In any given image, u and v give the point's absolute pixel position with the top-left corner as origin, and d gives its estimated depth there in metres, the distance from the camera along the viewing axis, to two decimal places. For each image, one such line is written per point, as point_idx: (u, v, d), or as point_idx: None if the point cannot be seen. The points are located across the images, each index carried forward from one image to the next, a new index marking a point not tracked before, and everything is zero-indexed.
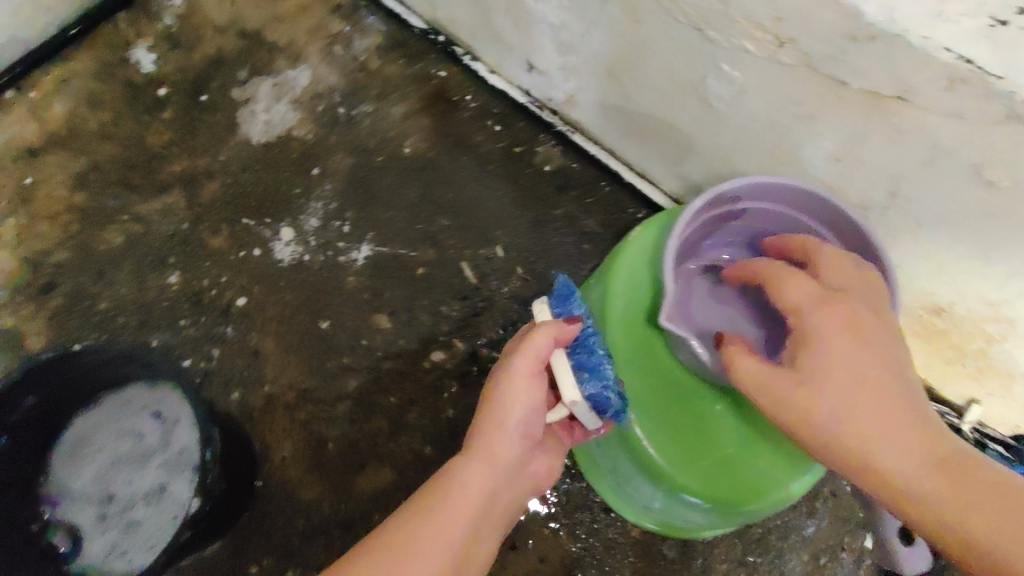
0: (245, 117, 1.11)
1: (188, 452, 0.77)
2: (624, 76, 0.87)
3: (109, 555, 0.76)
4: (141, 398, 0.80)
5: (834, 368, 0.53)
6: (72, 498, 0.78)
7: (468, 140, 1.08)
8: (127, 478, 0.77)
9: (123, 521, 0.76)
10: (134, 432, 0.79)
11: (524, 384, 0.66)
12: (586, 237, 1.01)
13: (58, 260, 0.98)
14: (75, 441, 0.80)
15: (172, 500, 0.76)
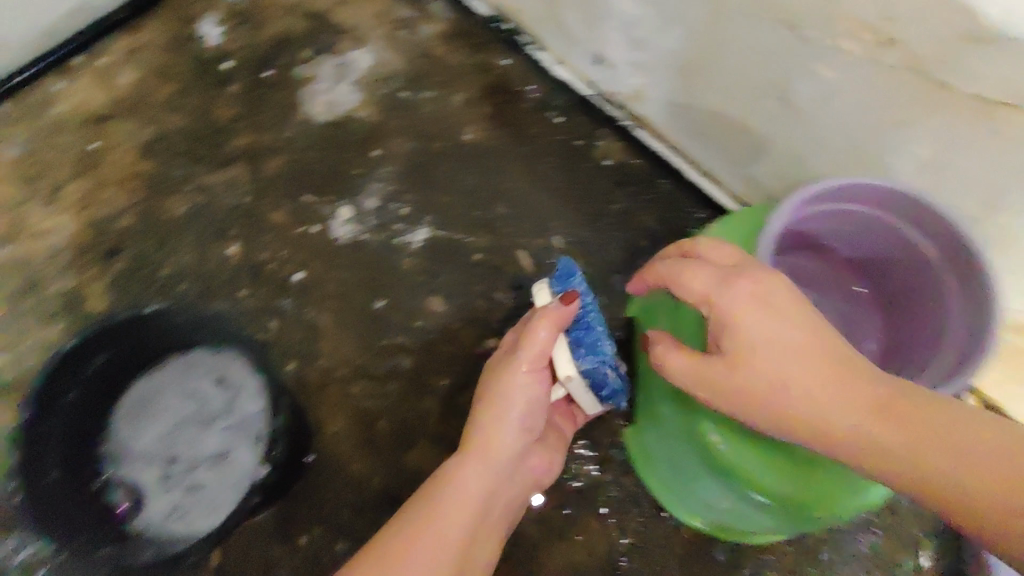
0: (308, 96, 1.11)
1: (262, 414, 0.92)
2: (697, 73, 0.86)
3: (173, 512, 0.87)
4: (208, 364, 0.93)
5: (764, 353, 0.52)
6: (134, 459, 0.89)
7: (528, 131, 1.07)
8: (191, 443, 0.90)
9: (186, 481, 0.88)
10: (198, 397, 0.92)
11: (524, 381, 0.74)
12: (645, 233, 1.01)
13: (123, 225, 0.99)
14: (136, 406, 0.91)
15: (238, 460, 0.89)
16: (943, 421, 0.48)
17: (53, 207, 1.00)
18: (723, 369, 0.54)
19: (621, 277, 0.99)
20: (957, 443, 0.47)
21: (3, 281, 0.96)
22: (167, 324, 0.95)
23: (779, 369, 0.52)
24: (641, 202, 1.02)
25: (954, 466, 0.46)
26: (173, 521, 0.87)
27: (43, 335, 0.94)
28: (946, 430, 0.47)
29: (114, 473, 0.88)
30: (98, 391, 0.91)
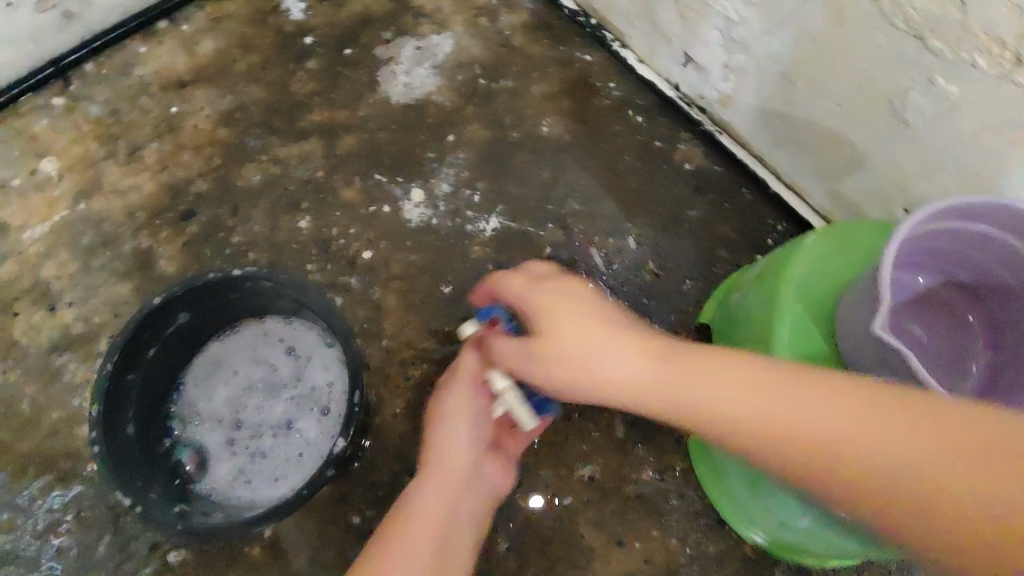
0: (386, 76, 1.08)
1: (336, 386, 0.84)
2: (797, 80, 0.85)
3: (237, 478, 0.81)
4: (279, 330, 0.87)
5: (595, 342, 0.59)
6: (199, 422, 0.83)
7: (604, 129, 1.05)
8: (258, 410, 0.84)
9: (252, 449, 0.82)
10: (268, 362, 0.85)
11: (465, 397, 0.74)
12: (722, 242, 1.00)
13: (199, 189, 1.00)
14: (205, 367, 0.85)
15: (306, 432, 0.82)
16: (811, 403, 0.49)
17: (131, 166, 1.00)
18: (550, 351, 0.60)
19: (691, 283, 0.98)
20: (824, 422, 0.48)
21: (78, 236, 0.97)
22: (246, 288, 0.81)
23: (606, 370, 0.58)
24: (717, 209, 1.01)
25: (836, 450, 0.47)
26: (238, 489, 0.80)
27: (115, 291, 0.95)
28: (804, 413, 0.49)
29: (178, 433, 0.82)
30: (178, 346, 0.82)
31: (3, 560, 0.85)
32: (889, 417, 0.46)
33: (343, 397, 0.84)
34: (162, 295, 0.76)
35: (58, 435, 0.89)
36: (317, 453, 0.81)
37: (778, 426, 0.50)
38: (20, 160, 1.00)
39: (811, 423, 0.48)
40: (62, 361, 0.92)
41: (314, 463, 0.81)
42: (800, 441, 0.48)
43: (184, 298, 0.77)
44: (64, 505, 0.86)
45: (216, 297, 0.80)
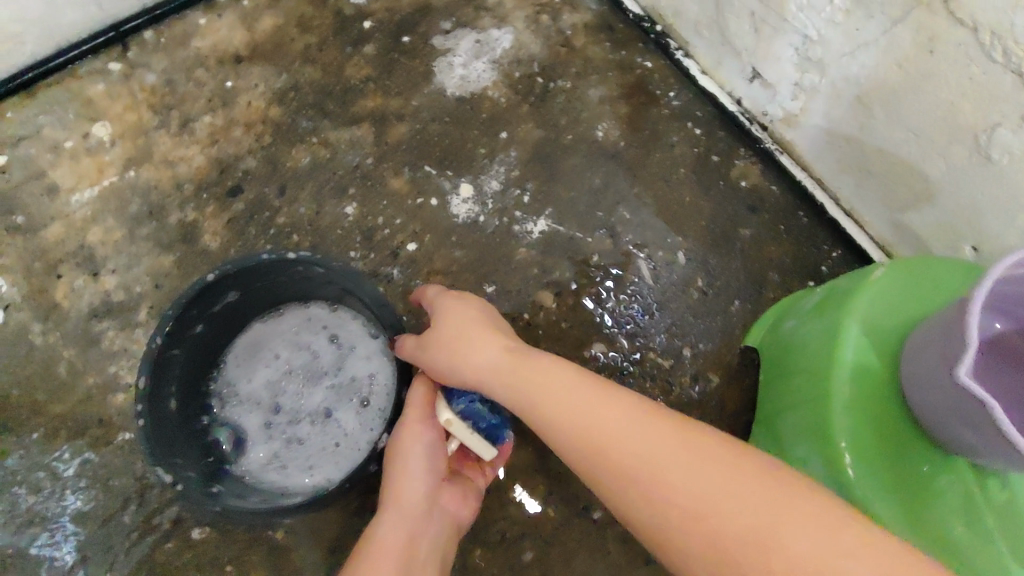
0: (442, 67, 1.05)
1: (378, 379, 0.84)
2: (874, 104, 0.82)
3: (272, 461, 0.81)
4: (323, 318, 0.87)
5: (470, 339, 0.71)
6: (238, 402, 0.84)
7: (661, 138, 1.03)
8: (296, 396, 0.84)
9: (289, 433, 0.82)
10: (310, 349, 0.86)
11: (414, 426, 0.72)
12: (773, 265, 0.97)
13: (247, 166, 0.99)
14: (246, 348, 0.86)
15: (344, 422, 0.82)
16: (614, 411, 0.61)
17: (182, 138, 1.00)
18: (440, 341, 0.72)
19: (740, 304, 0.95)
20: (621, 429, 0.59)
21: (125, 203, 0.97)
22: (298, 271, 0.79)
23: (468, 359, 0.70)
24: (770, 231, 0.99)
25: (613, 447, 0.59)
26: (271, 472, 0.80)
27: (158, 263, 0.95)
28: (609, 420, 0.60)
29: (217, 410, 0.83)
30: (223, 323, 0.81)
31: (28, 522, 0.85)
32: (658, 430, 0.59)
33: (386, 391, 0.83)
34: (216, 273, 0.73)
35: (91, 401, 0.89)
36: (352, 444, 0.81)
37: (583, 422, 0.61)
38: (74, 123, 1.00)
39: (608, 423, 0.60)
40: (101, 328, 0.92)
41: (349, 453, 0.81)
42: (592, 437, 0.60)
43: (238, 276, 0.75)
44: (93, 471, 0.87)
45: (268, 277, 0.79)
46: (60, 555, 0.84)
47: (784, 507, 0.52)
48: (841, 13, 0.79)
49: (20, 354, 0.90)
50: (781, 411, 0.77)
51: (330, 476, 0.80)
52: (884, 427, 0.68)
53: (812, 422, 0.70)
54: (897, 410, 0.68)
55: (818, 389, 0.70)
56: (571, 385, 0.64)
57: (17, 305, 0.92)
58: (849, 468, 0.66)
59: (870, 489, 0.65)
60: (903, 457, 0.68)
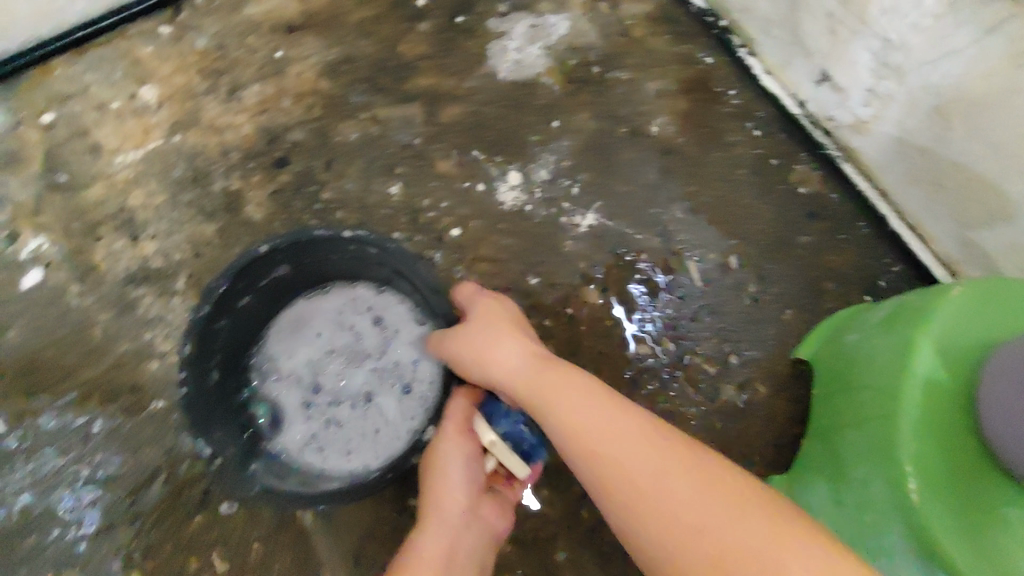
0: (497, 50, 1.01)
1: (421, 367, 0.83)
2: (955, 115, 0.78)
3: (310, 443, 0.80)
4: (370, 299, 0.86)
5: (491, 336, 0.71)
6: (276, 379, 0.82)
7: (720, 137, 0.99)
8: (338, 376, 0.82)
9: (328, 416, 0.81)
10: (354, 329, 0.84)
11: (454, 436, 0.73)
12: (829, 274, 0.94)
13: (295, 139, 0.96)
14: (289, 324, 0.84)
15: (385, 408, 0.81)
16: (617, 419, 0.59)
17: (230, 106, 0.97)
18: (465, 336, 0.73)
19: (793, 313, 0.93)
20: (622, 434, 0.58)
21: (169, 168, 0.95)
22: (352, 250, 0.84)
23: (490, 355, 0.70)
24: (828, 239, 0.96)
25: (612, 457, 0.57)
26: (311, 454, 0.80)
27: (199, 231, 0.92)
28: (612, 424, 0.59)
29: (255, 385, 0.81)
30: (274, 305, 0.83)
31: (55, 484, 0.83)
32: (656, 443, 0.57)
33: (429, 380, 0.82)
34: (267, 244, 0.78)
35: (125, 367, 0.87)
36: (391, 430, 0.81)
37: (590, 420, 0.60)
38: (121, 83, 0.98)
39: (607, 429, 0.58)
40: (139, 294, 0.90)
41: (387, 438, 0.80)
42: (594, 445, 0.58)
43: (292, 248, 0.79)
44: (124, 438, 0.85)
45: (318, 257, 0.82)
46: (85, 521, 0.83)
47: (784, 531, 0.49)
48: (929, 18, 0.75)
49: (56, 314, 0.89)
50: (841, 428, 0.74)
51: (371, 463, 0.80)
52: (956, 450, 0.64)
53: (877, 441, 0.67)
54: (969, 433, 0.65)
55: (885, 408, 0.67)
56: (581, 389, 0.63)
57: (56, 264, 0.91)
58: (915, 493, 0.63)
59: (939, 518, 0.62)
60: (975, 483, 0.63)
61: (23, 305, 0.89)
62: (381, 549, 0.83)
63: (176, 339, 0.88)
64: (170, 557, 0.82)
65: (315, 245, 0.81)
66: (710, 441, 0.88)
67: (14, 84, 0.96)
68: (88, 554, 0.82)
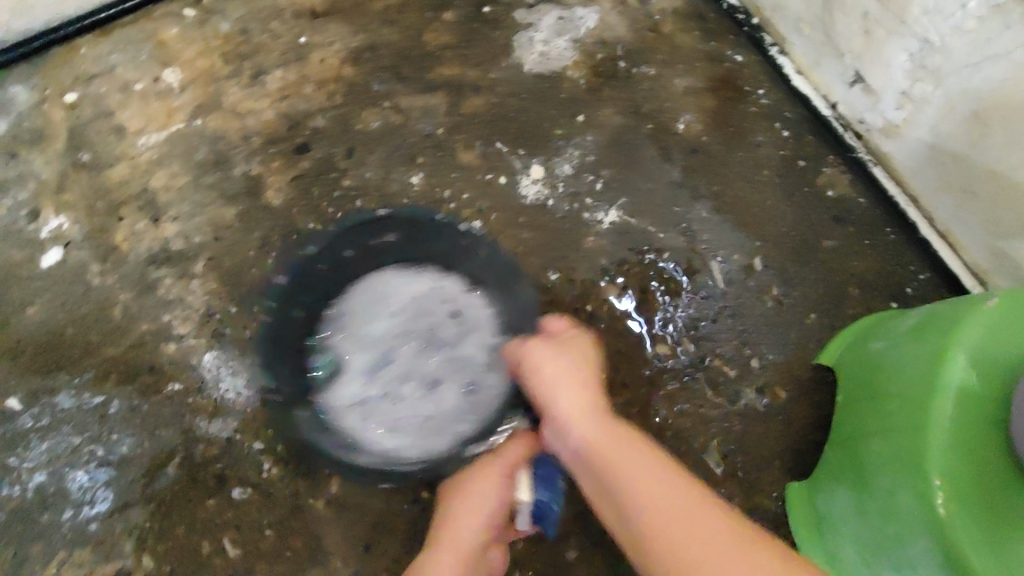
0: (523, 42, 1.00)
1: (485, 377, 0.83)
2: (992, 122, 0.77)
3: (358, 408, 0.81)
4: (458, 292, 0.87)
5: (561, 380, 0.68)
6: (350, 338, 0.84)
7: (746, 137, 0.97)
8: (405, 356, 0.84)
9: (386, 390, 0.82)
10: (435, 315, 0.86)
11: (490, 475, 0.73)
12: (854, 280, 0.93)
13: (317, 125, 0.96)
14: (377, 290, 0.86)
15: (445, 400, 0.82)
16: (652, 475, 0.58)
17: (253, 90, 0.97)
18: (535, 374, 0.70)
19: (816, 318, 0.91)
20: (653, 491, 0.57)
21: (192, 150, 0.95)
22: (453, 241, 0.86)
23: (558, 403, 0.67)
24: (854, 244, 0.94)
25: (670, 539, 0.53)
26: (354, 423, 0.81)
27: (220, 214, 0.93)
28: (645, 485, 0.57)
29: (330, 343, 0.84)
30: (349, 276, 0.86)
31: (71, 462, 0.84)
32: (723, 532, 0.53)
33: (487, 397, 0.82)
34: (390, 210, 0.84)
35: (144, 347, 0.88)
36: (443, 424, 0.81)
37: (622, 476, 0.59)
38: (146, 65, 0.98)
39: (633, 485, 0.58)
40: (159, 275, 0.90)
41: (437, 431, 0.81)
42: (653, 526, 0.55)
43: (404, 223, 0.85)
44: (141, 418, 0.85)
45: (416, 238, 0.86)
46: (101, 499, 0.83)
47: None
48: (972, 20, 0.74)
49: (77, 293, 0.89)
50: (864, 436, 0.73)
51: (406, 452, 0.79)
52: (982, 464, 0.63)
53: (904, 452, 0.66)
54: (997, 447, 0.63)
55: (912, 417, 0.66)
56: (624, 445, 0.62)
57: (77, 243, 0.91)
58: (942, 507, 0.62)
59: (966, 532, 0.62)
60: (1004, 499, 0.62)
61: (45, 282, 0.89)
62: (392, 540, 0.83)
63: (195, 322, 0.89)
64: (183, 539, 0.82)
65: (429, 227, 0.85)
66: (726, 445, 0.87)
67: (42, 63, 0.97)
68: (101, 532, 0.82)
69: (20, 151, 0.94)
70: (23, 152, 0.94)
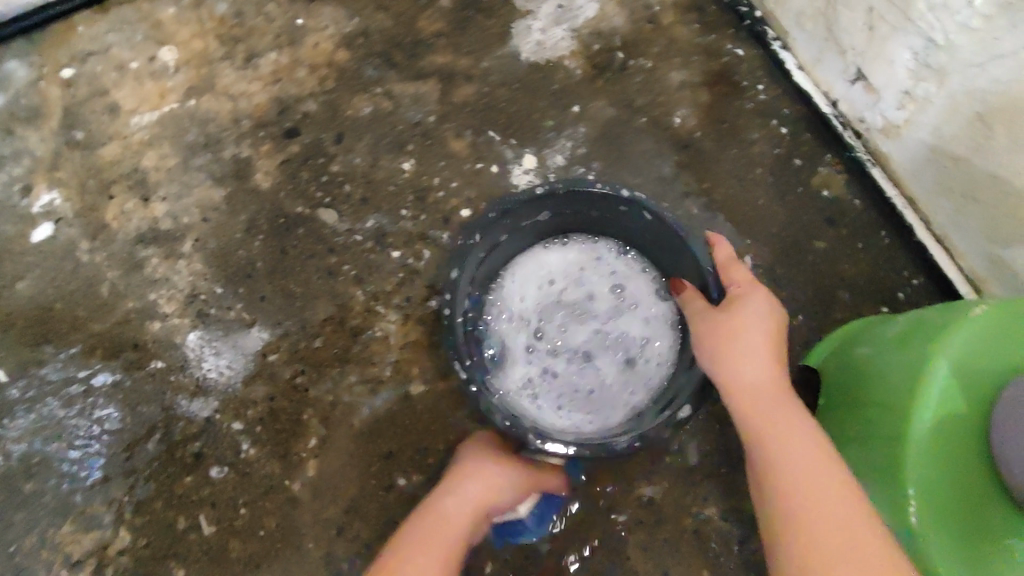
0: (519, 30, 0.99)
1: (653, 348, 0.82)
2: (996, 125, 0.74)
3: (527, 386, 0.82)
4: (613, 262, 0.86)
5: (747, 329, 0.66)
6: (508, 315, 0.85)
7: (741, 133, 0.95)
8: (564, 333, 0.83)
9: (550, 364, 0.83)
10: (592, 288, 0.85)
11: (522, 480, 0.74)
12: (844, 284, 0.91)
13: (307, 110, 0.96)
14: (533, 265, 0.86)
15: (608, 374, 0.82)
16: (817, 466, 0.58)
17: (246, 73, 0.97)
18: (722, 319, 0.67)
19: (803, 321, 0.90)
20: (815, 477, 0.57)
21: (182, 131, 0.95)
22: (616, 214, 0.80)
23: (735, 354, 0.65)
24: (847, 247, 0.92)
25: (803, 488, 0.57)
26: (524, 402, 0.81)
27: (208, 196, 0.93)
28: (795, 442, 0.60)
29: (492, 324, 0.84)
30: (497, 252, 0.80)
31: (56, 435, 0.86)
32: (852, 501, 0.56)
33: (659, 368, 0.81)
34: (546, 186, 0.76)
35: (128, 325, 0.89)
36: (612, 397, 0.81)
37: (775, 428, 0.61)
38: (141, 45, 0.98)
39: (786, 443, 0.60)
40: (146, 254, 0.91)
41: (606, 403, 0.81)
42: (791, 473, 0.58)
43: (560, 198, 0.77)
44: (124, 394, 0.87)
45: (570, 215, 0.82)
46: (83, 471, 0.85)
47: None
48: (979, 18, 0.71)
49: (66, 269, 0.91)
50: (845, 441, 0.72)
51: (588, 428, 0.79)
52: (960, 477, 0.62)
53: (881, 458, 0.65)
54: (976, 459, 0.62)
55: (892, 426, 0.65)
56: (799, 429, 0.61)
57: (68, 221, 0.92)
58: (915, 516, 0.62)
59: (935, 542, 0.61)
60: (978, 512, 0.61)
61: (36, 258, 0.91)
62: (365, 526, 0.84)
63: (179, 302, 0.90)
64: (161, 513, 0.84)
65: (586, 194, 0.77)
66: (705, 446, 0.86)
67: (39, 40, 0.97)
68: (82, 504, 0.84)
69: (16, 127, 0.95)
70: (19, 128, 0.95)
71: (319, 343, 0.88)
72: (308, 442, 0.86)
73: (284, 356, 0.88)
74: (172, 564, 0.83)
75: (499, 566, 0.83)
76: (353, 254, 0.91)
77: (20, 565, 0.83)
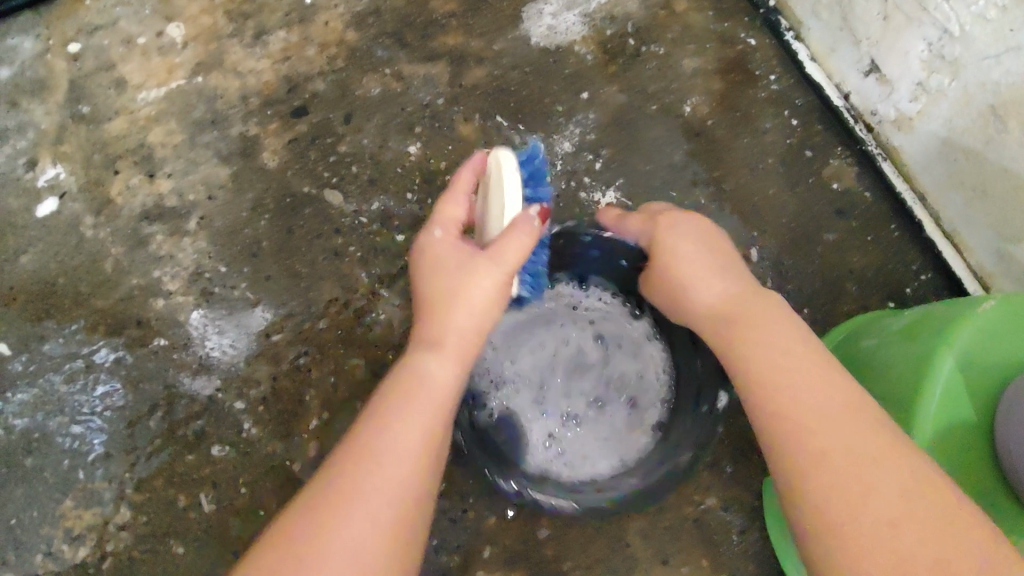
0: (532, 13, 0.97)
1: (648, 372, 0.82)
2: (1010, 117, 0.74)
3: (542, 445, 0.79)
4: (585, 300, 0.84)
5: (679, 258, 0.67)
6: (500, 383, 0.81)
7: (753, 123, 0.95)
8: (561, 383, 0.81)
9: (559, 416, 0.80)
10: (575, 336, 0.83)
11: (453, 252, 0.63)
12: (851, 276, 0.91)
13: (316, 89, 0.95)
14: (506, 333, 0.82)
15: (618, 411, 0.80)
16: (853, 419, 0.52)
17: (254, 50, 0.96)
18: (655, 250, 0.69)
19: (809, 313, 0.89)
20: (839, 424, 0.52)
21: (189, 108, 0.94)
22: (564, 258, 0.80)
23: (686, 288, 0.66)
24: (855, 239, 0.92)
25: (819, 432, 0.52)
26: (557, 466, 0.77)
27: (214, 173, 0.92)
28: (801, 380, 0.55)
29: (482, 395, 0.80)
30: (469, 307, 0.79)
31: (58, 411, 0.85)
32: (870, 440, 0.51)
33: (661, 378, 0.81)
34: None
35: (132, 302, 0.88)
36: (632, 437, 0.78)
37: (769, 364, 0.57)
38: (150, 20, 0.97)
39: (799, 388, 0.54)
40: (151, 231, 0.90)
41: (627, 442, 0.78)
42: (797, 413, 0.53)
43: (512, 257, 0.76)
44: (126, 371, 0.87)
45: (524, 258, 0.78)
46: (83, 447, 0.85)
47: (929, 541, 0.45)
48: (995, 9, 0.70)
49: (71, 244, 0.90)
50: None
51: (629, 458, 0.77)
52: (960, 473, 0.62)
53: None
54: (976, 453, 0.62)
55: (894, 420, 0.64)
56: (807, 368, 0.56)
57: (73, 196, 0.91)
58: None
59: None
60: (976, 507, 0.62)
61: (40, 232, 0.90)
62: None
63: (184, 280, 0.89)
64: (161, 491, 0.84)
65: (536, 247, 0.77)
66: None
67: (46, 13, 0.96)
68: (82, 480, 0.84)
69: (21, 100, 0.94)
70: (24, 101, 0.94)
71: (323, 324, 0.88)
72: (309, 423, 0.85)
73: (287, 337, 0.87)
74: (171, 541, 0.83)
75: (499, 551, 0.83)
76: (360, 236, 0.91)
77: (20, 539, 0.83)
